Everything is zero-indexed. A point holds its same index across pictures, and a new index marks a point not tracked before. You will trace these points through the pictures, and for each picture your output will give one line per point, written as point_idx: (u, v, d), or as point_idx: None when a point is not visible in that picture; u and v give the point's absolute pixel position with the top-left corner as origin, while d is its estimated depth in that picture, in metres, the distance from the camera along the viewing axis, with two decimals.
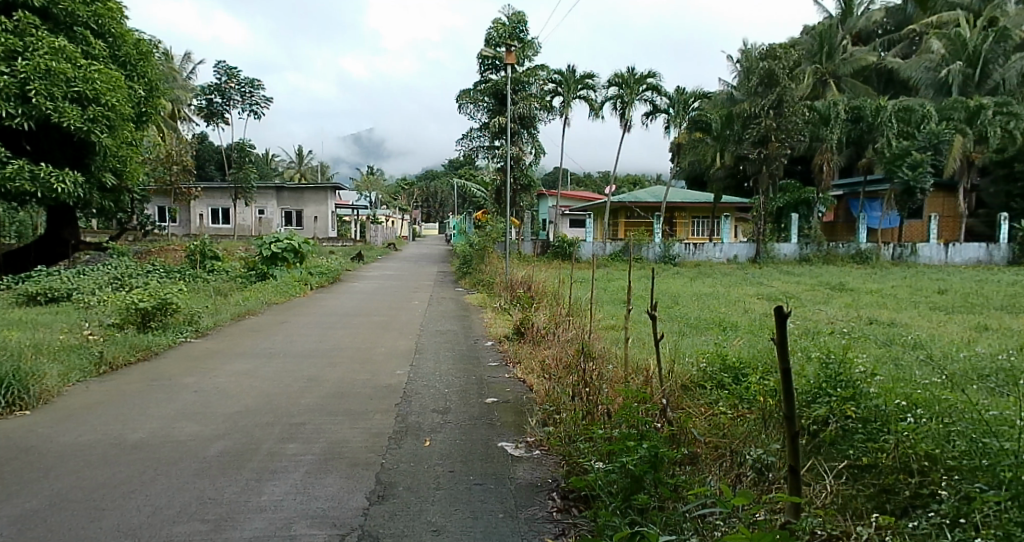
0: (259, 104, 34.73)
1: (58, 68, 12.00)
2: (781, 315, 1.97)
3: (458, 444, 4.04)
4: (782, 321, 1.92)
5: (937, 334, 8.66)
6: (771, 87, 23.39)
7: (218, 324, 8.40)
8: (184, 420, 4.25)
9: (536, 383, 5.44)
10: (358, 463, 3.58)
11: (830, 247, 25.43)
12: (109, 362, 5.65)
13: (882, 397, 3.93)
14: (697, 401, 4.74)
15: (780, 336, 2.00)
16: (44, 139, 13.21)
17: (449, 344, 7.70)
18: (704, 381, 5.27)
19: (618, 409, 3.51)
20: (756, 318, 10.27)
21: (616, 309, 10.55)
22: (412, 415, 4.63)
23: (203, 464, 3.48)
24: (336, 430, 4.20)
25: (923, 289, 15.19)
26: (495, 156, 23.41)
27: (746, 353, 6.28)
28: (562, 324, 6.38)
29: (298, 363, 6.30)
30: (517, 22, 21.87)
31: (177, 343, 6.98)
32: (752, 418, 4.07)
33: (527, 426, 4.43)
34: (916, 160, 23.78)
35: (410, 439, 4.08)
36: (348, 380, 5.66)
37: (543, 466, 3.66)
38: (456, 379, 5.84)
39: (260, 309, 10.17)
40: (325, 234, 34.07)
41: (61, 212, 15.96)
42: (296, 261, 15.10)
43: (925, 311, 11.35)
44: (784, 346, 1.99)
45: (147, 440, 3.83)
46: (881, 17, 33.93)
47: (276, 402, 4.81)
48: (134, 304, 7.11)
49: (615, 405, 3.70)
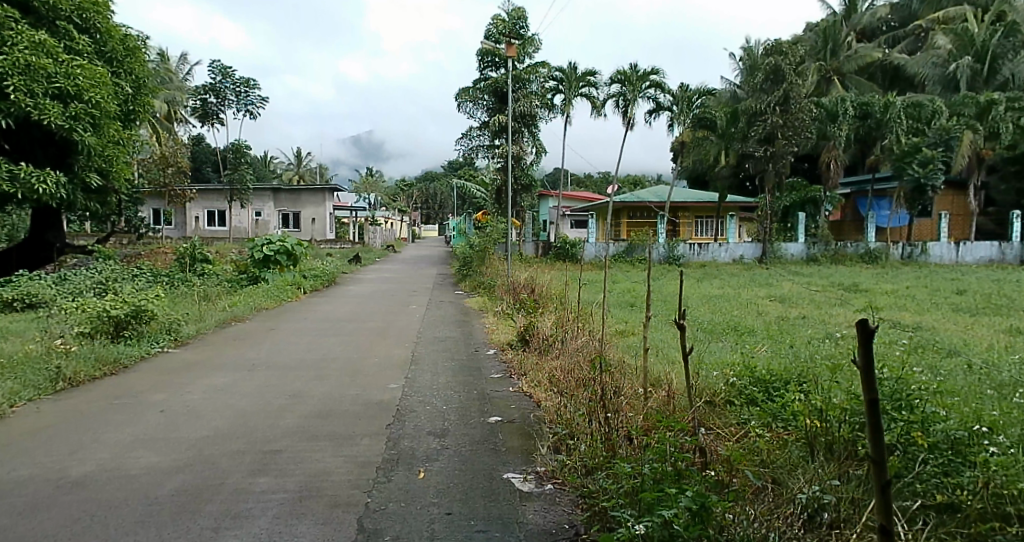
0: (254, 104, 33.87)
1: (38, 63, 11.47)
2: (862, 329, 1.40)
3: (457, 475, 3.49)
4: (868, 331, 1.31)
5: (968, 339, 8.14)
6: (777, 83, 22.96)
7: (200, 332, 7.85)
8: (141, 448, 3.68)
9: (544, 399, 4.88)
10: (339, 504, 3.03)
11: (839, 247, 24.80)
12: (69, 378, 5.06)
13: (949, 417, 3.41)
14: (725, 420, 4.26)
15: (862, 355, 1.44)
16: (24, 137, 12.66)
17: (447, 354, 7.13)
18: (733, 398, 4.72)
19: (652, 444, 3.03)
20: (772, 322, 9.75)
21: (627, 314, 9.93)
22: (405, 439, 4.08)
23: (154, 505, 2.92)
24: (317, 459, 3.64)
25: (941, 291, 14.61)
26: (495, 156, 22.85)
27: (778, 364, 5.69)
28: (573, 333, 5.81)
29: (281, 376, 5.75)
30: (517, 18, 21.21)
31: (151, 353, 6.42)
32: (795, 445, 3.64)
33: (536, 453, 3.84)
34: (927, 156, 23.17)
35: (401, 470, 3.52)
36: (335, 396, 5.12)
37: (558, 507, 3.09)
38: (456, 394, 5.27)
39: (247, 315, 9.64)
40: (323, 236, 33.46)
41: (45, 214, 15.38)
42: (289, 264, 14.44)
43: (948, 313, 10.84)
44: (870, 367, 1.38)
45: (90, 474, 3.25)
46: (885, 12, 33.50)
47: (252, 423, 4.27)
48: (105, 311, 6.56)
49: (645, 439, 3.21)
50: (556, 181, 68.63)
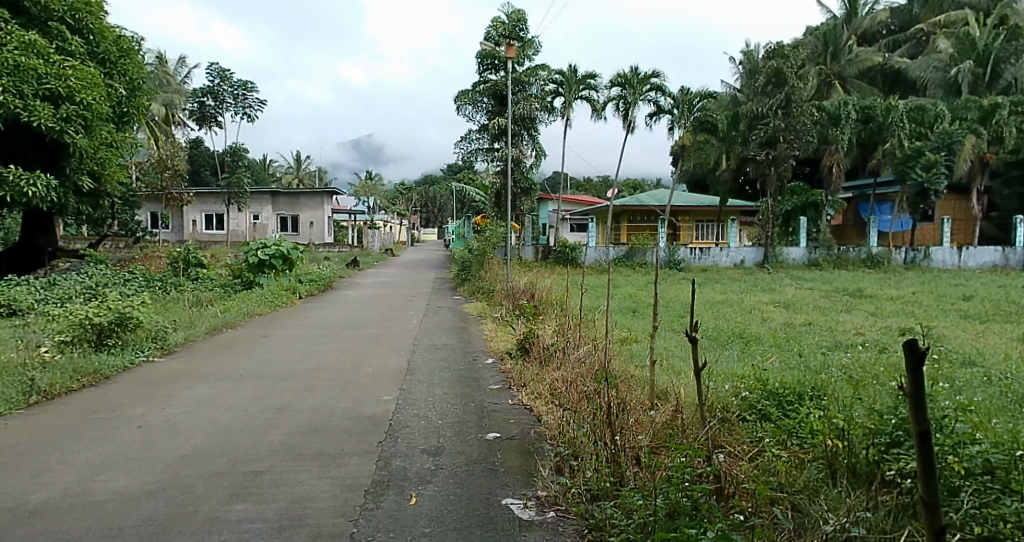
0: (252, 106, 33.23)
1: (28, 64, 11.21)
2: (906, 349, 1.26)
3: (450, 500, 3.23)
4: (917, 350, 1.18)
5: (980, 346, 7.92)
6: (779, 86, 22.79)
7: (188, 339, 7.58)
8: (112, 470, 3.42)
9: (546, 414, 4.62)
10: (321, 536, 2.77)
11: (841, 251, 24.41)
12: (42, 391, 4.79)
13: (986, 439, 3.09)
14: (738, 437, 4.00)
15: (909, 380, 1.26)
16: (14, 139, 12.42)
17: (443, 362, 6.87)
18: (745, 413, 4.47)
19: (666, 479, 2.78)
20: (777, 329, 9.53)
21: (630, 321, 9.69)
22: (397, 459, 3.82)
23: (116, 537, 2.66)
24: (302, 482, 3.39)
25: (948, 296, 14.38)
26: (494, 159, 22.62)
27: (791, 376, 5.43)
28: (575, 343, 5.55)
29: (269, 387, 5.51)
30: (517, 20, 20.98)
31: (135, 363, 6.15)
32: (816, 468, 3.38)
33: (537, 475, 3.58)
34: (930, 160, 22.92)
35: (391, 495, 3.26)
36: (325, 409, 4.86)
37: (561, 538, 2.85)
38: (452, 408, 5.00)
39: (239, 321, 9.39)
40: (321, 240, 33.23)
41: (37, 217, 15.16)
42: (285, 269, 14.20)
43: (957, 319, 10.61)
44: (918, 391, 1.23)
45: (51, 502, 2.99)
46: (886, 16, 33.36)
47: (234, 441, 4.00)
48: (88, 318, 6.29)
49: (657, 469, 2.96)
50: (555, 184, 68.56)
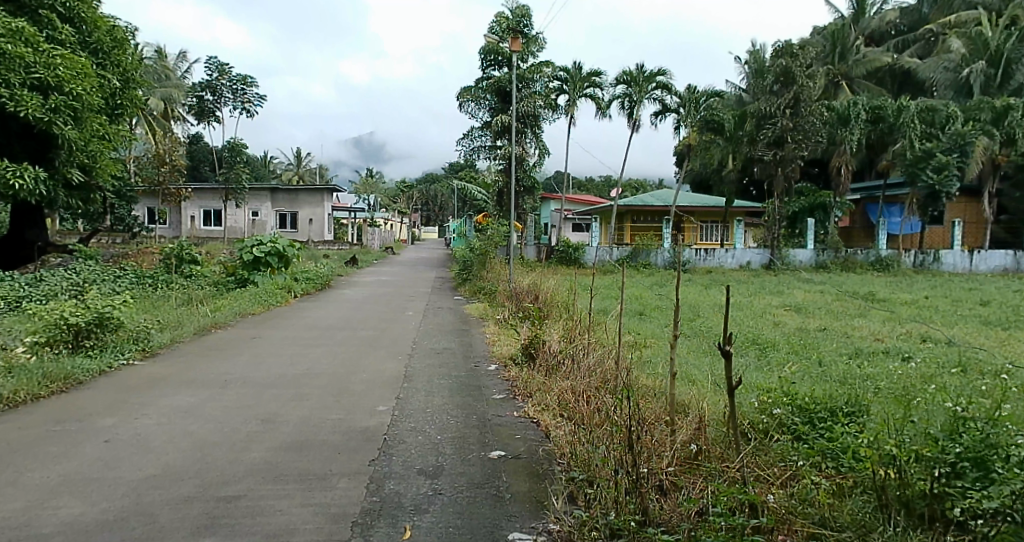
0: (251, 101, 32.86)
1: (15, 51, 10.77)
2: None
3: (449, 535, 2.82)
4: None
5: (1007, 356, 7.52)
6: (787, 85, 22.34)
7: (174, 341, 7.19)
8: (67, 495, 3.02)
9: (555, 429, 4.22)
10: None
11: (849, 254, 23.95)
12: (6, 399, 4.40)
13: None
14: (771, 459, 3.57)
15: None
16: (1, 129, 11.97)
17: (443, 369, 6.46)
18: (774, 431, 4.04)
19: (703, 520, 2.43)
20: (789, 334, 9.11)
21: (638, 324, 9.30)
22: (391, 481, 3.41)
23: None
24: (282, 510, 2.98)
25: (964, 301, 13.94)
26: (496, 157, 22.21)
27: (819, 390, 4.99)
28: (583, 350, 5.15)
29: (255, 394, 5.11)
30: (521, 16, 20.60)
31: (113, 367, 5.75)
32: (864, 499, 2.94)
33: (548, 503, 3.17)
34: (942, 162, 22.45)
35: (383, 528, 2.85)
36: (314, 421, 4.46)
37: None
38: (452, 420, 4.61)
39: (229, 321, 8.99)
40: (320, 237, 32.80)
41: (26, 210, 14.76)
42: (281, 267, 13.79)
43: (977, 326, 10.20)
44: None
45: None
46: (895, 17, 32.91)
47: (211, 459, 3.61)
48: (64, 319, 5.91)
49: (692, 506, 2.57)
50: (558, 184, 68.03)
